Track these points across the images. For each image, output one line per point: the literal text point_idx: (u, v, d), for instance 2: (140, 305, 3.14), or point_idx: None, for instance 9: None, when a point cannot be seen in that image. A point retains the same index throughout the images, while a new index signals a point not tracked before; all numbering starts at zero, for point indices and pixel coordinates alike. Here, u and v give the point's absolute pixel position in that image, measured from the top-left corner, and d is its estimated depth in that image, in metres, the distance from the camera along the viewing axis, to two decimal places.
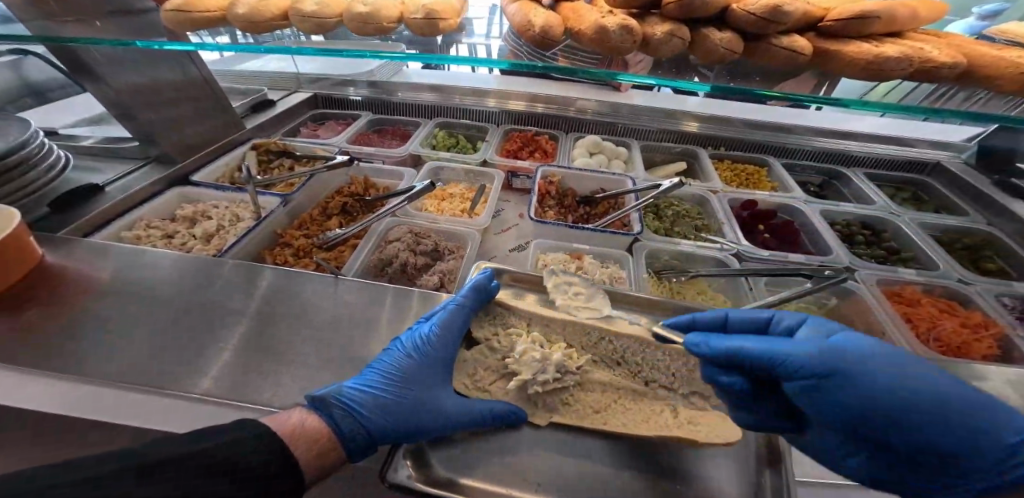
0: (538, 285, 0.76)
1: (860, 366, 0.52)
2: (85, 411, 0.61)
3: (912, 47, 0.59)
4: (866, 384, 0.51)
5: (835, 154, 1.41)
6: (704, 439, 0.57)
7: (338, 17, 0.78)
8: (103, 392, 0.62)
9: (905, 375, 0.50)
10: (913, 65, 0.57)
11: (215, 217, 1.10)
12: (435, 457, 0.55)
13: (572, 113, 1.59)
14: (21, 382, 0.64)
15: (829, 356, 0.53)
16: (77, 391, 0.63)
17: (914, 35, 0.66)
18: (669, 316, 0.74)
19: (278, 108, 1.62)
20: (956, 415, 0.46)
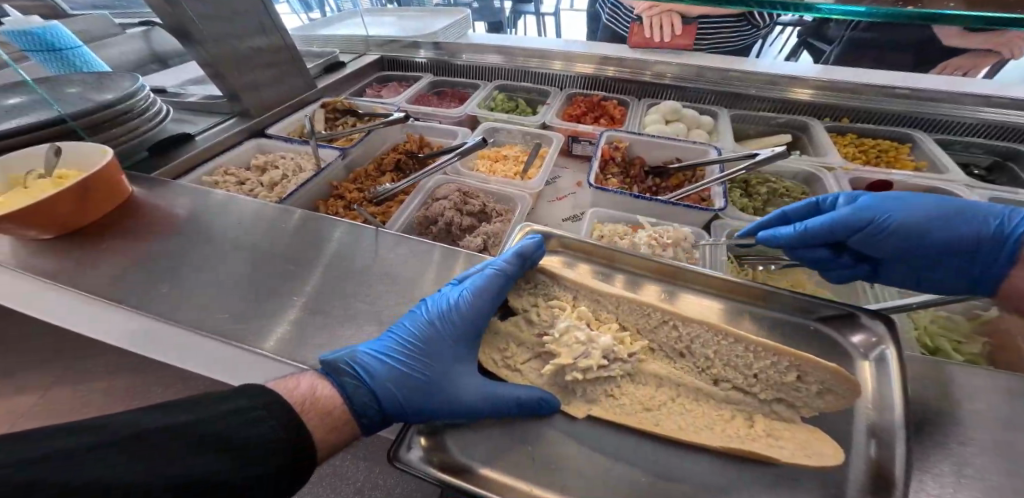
0: (590, 255, 0.66)
1: (891, 213, 0.65)
2: (161, 355, 0.66)
3: None
4: (923, 229, 0.63)
5: (1018, 131, 1.08)
6: (791, 461, 0.44)
7: None
8: (170, 336, 0.66)
9: (922, 214, 0.64)
10: None
11: (280, 166, 1.13)
12: (452, 438, 0.49)
13: (648, 76, 1.40)
14: (103, 314, 0.69)
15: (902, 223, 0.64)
16: (146, 333, 0.67)
17: None
18: (757, 306, 0.59)
19: (347, 69, 1.64)
20: (970, 231, 0.61)
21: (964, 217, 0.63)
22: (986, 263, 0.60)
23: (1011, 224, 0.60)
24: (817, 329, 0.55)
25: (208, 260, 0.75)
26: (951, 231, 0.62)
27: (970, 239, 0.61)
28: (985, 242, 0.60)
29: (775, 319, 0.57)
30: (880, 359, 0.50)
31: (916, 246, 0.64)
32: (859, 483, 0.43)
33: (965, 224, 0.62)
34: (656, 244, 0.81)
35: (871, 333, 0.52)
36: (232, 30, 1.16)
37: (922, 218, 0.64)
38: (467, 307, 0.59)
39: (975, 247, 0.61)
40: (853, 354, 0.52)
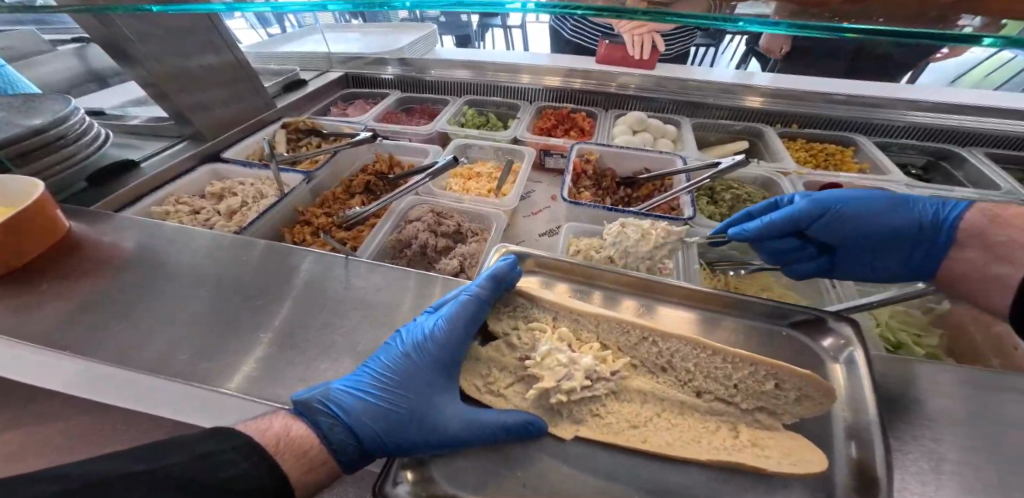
0: (568, 273, 0.66)
1: (842, 203, 0.74)
2: (97, 395, 0.59)
3: None
4: (873, 213, 0.72)
5: (946, 132, 1.17)
6: (779, 469, 0.45)
7: None
8: (112, 376, 0.59)
9: (867, 203, 0.73)
10: None
11: (240, 193, 1.07)
12: (438, 471, 0.47)
13: (614, 88, 1.43)
14: (35, 357, 0.61)
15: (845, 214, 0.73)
16: (83, 375, 0.59)
17: None
18: (733, 314, 0.60)
19: (309, 87, 1.59)
20: (915, 217, 0.69)
21: (902, 207, 0.71)
22: (929, 247, 0.68)
23: (946, 210, 0.68)
24: (789, 335, 0.57)
25: (165, 295, 0.70)
26: (888, 224, 0.71)
27: (907, 230, 0.69)
28: (928, 227, 0.68)
29: (750, 327, 0.59)
30: (850, 361, 0.52)
31: (864, 238, 0.72)
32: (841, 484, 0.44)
33: (897, 216, 0.71)
34: (663, 231, 0.82)
35: (838, 335, 0.55)
36: (182, 50, 1.11)
37: (865, 210, 0.72)
38: (447, 334, 0.57)
39: (922, 227, 0.68)
40: (824, 358, 0.54)
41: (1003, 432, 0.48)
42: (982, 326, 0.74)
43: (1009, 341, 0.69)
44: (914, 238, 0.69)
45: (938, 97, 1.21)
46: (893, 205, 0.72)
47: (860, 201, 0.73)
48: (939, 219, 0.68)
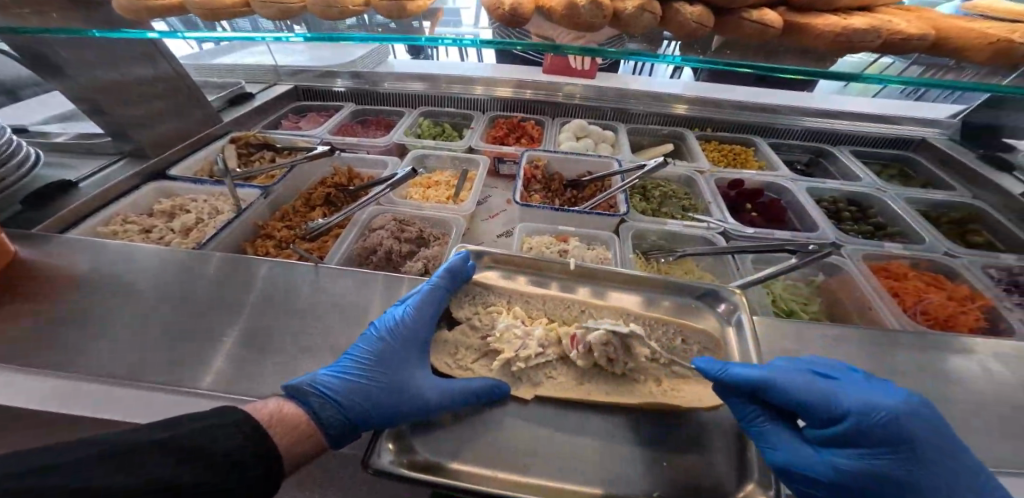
0: (521, 265, 0.75)
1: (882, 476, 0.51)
2: (65, 408, 0.59)
3: (879, 19, 0.54)
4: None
5: (826, 134, 1.41)
6: (687, 405, 0.58)
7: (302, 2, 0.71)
8: (83, 389, 0.60)
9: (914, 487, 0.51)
10: (882, 37, 0.52)
11: (193, 210, 1.06)
12: (418, 439, 0.54)
13: (559, 98, 1.57)
14: None
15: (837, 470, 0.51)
16: (52, 392, 0.60)
17: (885, 10, 0.59)
18: (657, 290, 0.72)
19: (258, 100, 1.58)
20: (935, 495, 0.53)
21: None
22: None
23: None
24: (698, 304, 0.70)
25: (129, 311, 0.71)
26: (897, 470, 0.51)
27: None
28: None
29: (669, 299, 0.71)
30: (739, 323, 0.66)
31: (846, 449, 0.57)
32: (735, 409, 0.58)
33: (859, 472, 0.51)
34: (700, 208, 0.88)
35: (730, 301, 0.68)
36: (118, 65, 1.08)
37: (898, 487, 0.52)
38: (416, 320, 0.64)
39: None
40: (722, 321, 0.68)
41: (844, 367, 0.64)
42: (850, 290, 0.93)
43: (867, 302, 0.87)
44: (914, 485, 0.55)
45: (822, 104, 1.46)
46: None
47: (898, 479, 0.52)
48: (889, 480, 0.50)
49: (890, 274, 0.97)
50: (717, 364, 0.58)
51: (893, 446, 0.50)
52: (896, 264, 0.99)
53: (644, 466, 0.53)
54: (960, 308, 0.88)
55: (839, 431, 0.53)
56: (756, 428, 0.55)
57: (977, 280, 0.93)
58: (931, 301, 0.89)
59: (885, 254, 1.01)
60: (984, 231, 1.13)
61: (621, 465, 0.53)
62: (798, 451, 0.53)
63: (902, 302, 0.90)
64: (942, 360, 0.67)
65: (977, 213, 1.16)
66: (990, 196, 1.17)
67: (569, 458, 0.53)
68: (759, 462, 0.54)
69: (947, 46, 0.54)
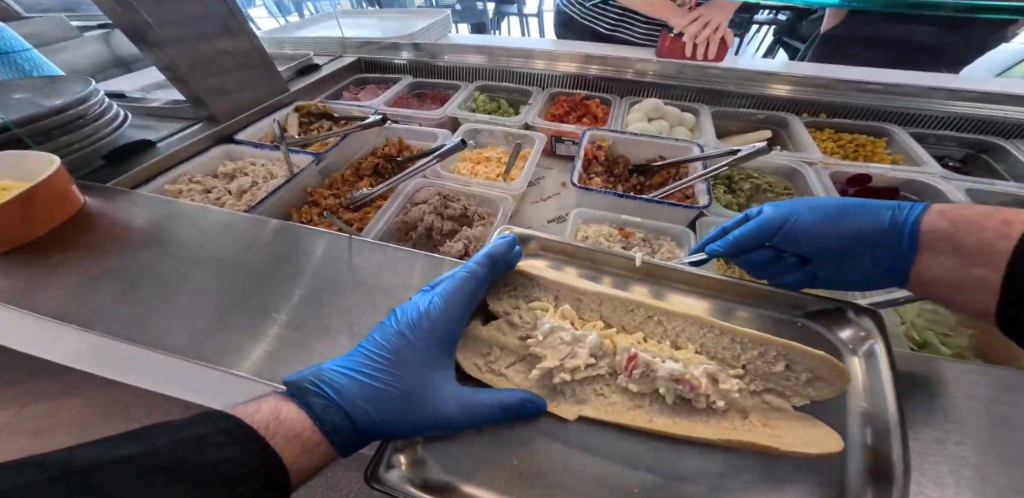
0: (572, 255, 0.64)
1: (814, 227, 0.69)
2: (103, 367, 0.58)
3: None
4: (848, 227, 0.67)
5: (987, 123, 1.10)
6: (791, 449, 0.43)
7: None
8: (120, 353, 0.58)
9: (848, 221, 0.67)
10: None
11: (250, 174, 1.07)
12: (430, 450, 0.46)
13: (630, 74, 1.39)
14: (43, 329, 0.61)
15: (840, 214, 0.68)
16: (92, 356, 0.59)
17: None
18: (746, 303, 0.57)
19: (322, 71, 1.59)
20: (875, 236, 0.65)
21: (863, 211, 0.67)
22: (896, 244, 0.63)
23: (902, 214, 0.64)
24: (805, 326, 0.54)
25: (173, 276, 0.70)
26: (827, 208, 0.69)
27: (874, 238, 0.65)
28: (887, 234, 0.64)
29: (763, 314, 0.56)
30: (869, 355, 0.49)
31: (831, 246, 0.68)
32: (855, 466, 0.42)
33: (864, 219, 0.66)
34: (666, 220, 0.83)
35: (856, 326, 0.51)
36: (194, 32, 1.11)
37: (831, 218, 0.68)
38: (443, 313, 0.55)
39: (887, 238, 0.64)
40: (842, 352, 0.51)
41: None
42: None
43: None
44: (877, 238, 0.64)
45: (979, 85, 1.14)
46: (858, 218, 0.67)
47: (815, 211, 0.69)
48: (898, 223, 0.63)
49: None
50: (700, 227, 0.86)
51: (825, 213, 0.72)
52: None
53: None
54: None
55: None
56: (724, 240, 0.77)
57: None
58: None
59: None
60: None
61: None
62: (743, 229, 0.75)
63: None
64: None
65: None
66: None
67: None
68: None
69: None
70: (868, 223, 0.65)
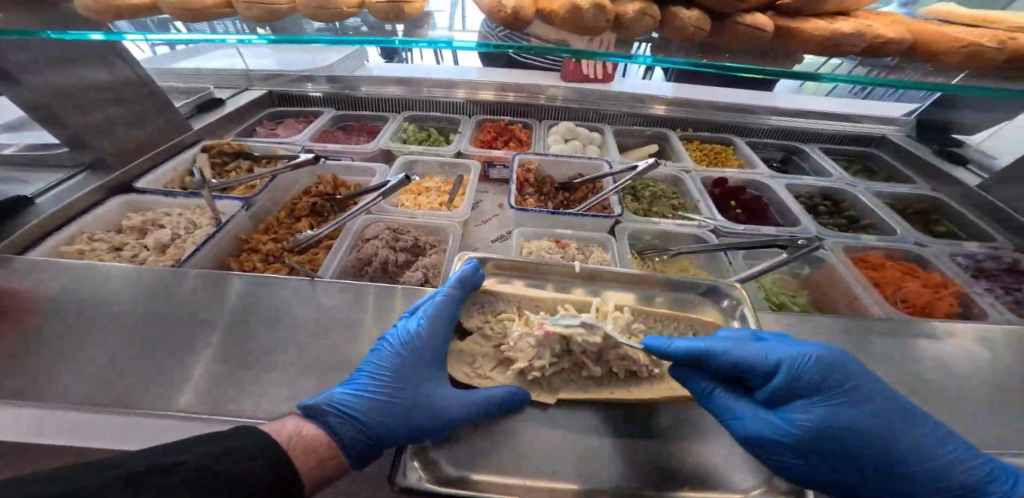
0: (523, 270, 0.75)
1: (846, 436, 0.51)
2: (55, 437, 0.55)
3: (861, 23, 0.56)
4: (883, 449, 0.50)
5: (793, 132, 1.49)
6: None
7: (290, 4, 0.63)
8: (78, 415, 0.55)
9: (886, 433, 0.51)
10: (864, 42, 0.55)
11: (168, 225, 0.99)
12: (439, 455, 0.52)
13: (543, 101, 1.57)
14: None
15: (872, 425, 0.51)
16: (43, 423, 0.55)
17: (859, 15, 0.61)
18: (661, 290, 0.73)
19: (229, 107, 1.50)
20: (914, 450, 0.50)
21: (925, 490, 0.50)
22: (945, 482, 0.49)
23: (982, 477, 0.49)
24: (700, 300, 0.73)
25: (113, 332, 0.65)
26: (860, 413, 0.52)
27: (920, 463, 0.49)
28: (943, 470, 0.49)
29: (674, 297, 0.73)
30: (742, 318, 0.69)
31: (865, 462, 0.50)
32: None
33: (919, 451, 0.50)
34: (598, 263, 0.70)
35: (731, 296, 0.71)
36: (74, 70, 0.98)
37: (871, 425, 0.51)
38: (430, 332, 0.62)
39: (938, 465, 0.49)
40: (725, 316, 0.71)
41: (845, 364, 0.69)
42: (833, 281, 0.99)
43: (851, 291, 0.93)
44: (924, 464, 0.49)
45: (788, 103, 1.54)
46: (896, 431, 0.51)
47: (848, 425, 0.51)
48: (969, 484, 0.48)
49: (866, 264, 1.03)
50: (663, 340, 0.61)
51: (831, 386, 0.54)
52: (872, 254, 1.05)
53: (676, 474, 0.53)
54: (936, 295, 0.94)
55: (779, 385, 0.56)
56: (716, 403, 0.57)
57: (947, 268, 1.00)
58: (910, 289, 0.94)
59: (862, 246, 1.07)
60: (946, 221, 1.20)
61: (656, 474, 0.53)
62: (756, 417, 0.55)
63: (883, 290, 0.95)
64: (929, 345, 0.72)
65: (938, 205, 1.23)
66: (948, 188, 1.25)
67: (598, 464, 0.53)
68: None
69: (917, 49, 0.57)
70: (912, 447, 0.50)
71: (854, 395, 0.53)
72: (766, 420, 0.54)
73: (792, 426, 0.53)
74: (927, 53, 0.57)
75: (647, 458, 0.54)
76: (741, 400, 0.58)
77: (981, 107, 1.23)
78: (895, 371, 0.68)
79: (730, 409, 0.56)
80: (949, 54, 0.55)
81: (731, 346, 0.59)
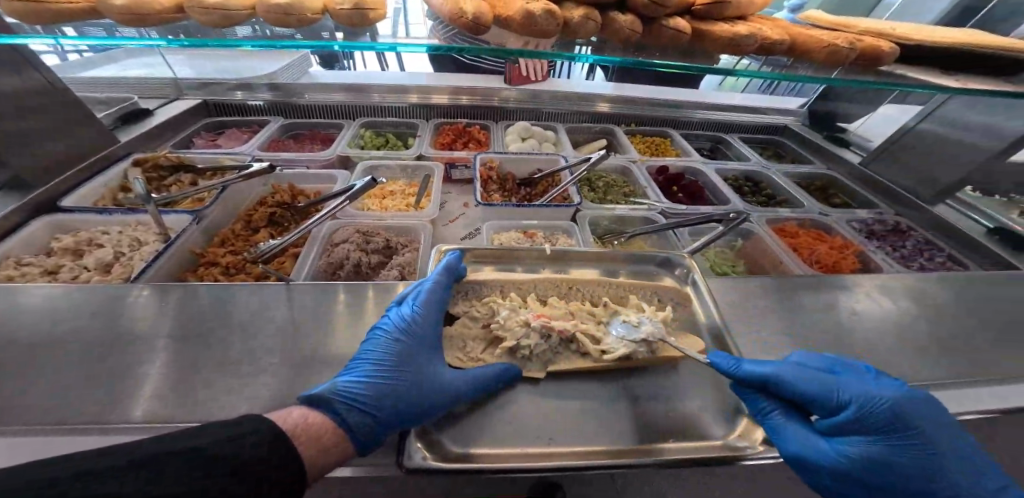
0: (499, 257, 0.80)
1: (892, 472, 0.56)
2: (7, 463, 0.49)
3: (754, 27, 0.68)
4: (917, 483, 0.55)
5: (717, 124, 1.68)
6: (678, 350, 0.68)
7: (249, 10, 0.63)
8: (44, 437, 0.51)
9: (926, 468, 0.56)
10: (758, 42, 0.66)
11: (108, 244, 0.91)
12: (445, 438, 0.55)
13: (498, 103, 1.63)
14: None
15: (913, 463, 0.56)
16: None
17: (753, 20, 0.74)
18: (621, 264, 0.82)
19: (160, 118, 1.38)
20: (946, 485, 0.55)
21: None
22: None
23: None
24: (656, 270, 0.82)
25: (71, 354, 0.60)
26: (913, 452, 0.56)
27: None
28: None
29: (634, 271, 0.82)
30: (694, 283, 0.79)
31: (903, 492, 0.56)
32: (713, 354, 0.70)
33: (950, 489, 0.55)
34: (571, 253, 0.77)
35: (680, 266, 0.82)
36: None
37: (913, 463, 0.56)
38: (422, 319, 0.65)
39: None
40: (680, 282, 0.81)
41: (776, 316, 0.81)
42: (761, 250, 1.15)
43: (777, 257, 1.08)
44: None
45: (712, 99, 1.73)
46: (936, 471, 0.56)
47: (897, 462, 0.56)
48: None
49: (786, 233, 1.20)
50: (731, 361, 0.63)
51: (894, 425, 0.57)
52: (789, 226, 1.22)
53: (655, 423, 0.60)
54: (841, 255, 1.12)
55: (843, 418, 0.59)
56: (771, 422, 0.60)
57: (846, 232, 1.19)
58: (820, 252, 1.12)
59: (781, 218, 1.24)
60: (841, 195, 1.42)
61: (641, 426, 0.59)
62: (810, 441, 0.58)
63: (801, 254, 1.12)
64: (836, 293, 0.87)
65: (832, 181, 1.46)
66: (839, 167, 1.47)
67: (589, 425, 0.59)
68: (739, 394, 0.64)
69: (796, 48, 0.69)
70: (947, 484, 0.55)
71: (915, 436, 0.57)
72: (822, 446, 0.57)
73: (844, 454, 0.56)
74: (804, 53, 0.69)
75: (630, 415, 0.61)
76: (798, 422, 0.61)
77: (858, 99, 1.48)
78: (811, 317, 0.82)
79: (784, 431, 0.59)
80: (817, 53, 0.68)
81: (801, 376, 0.61)
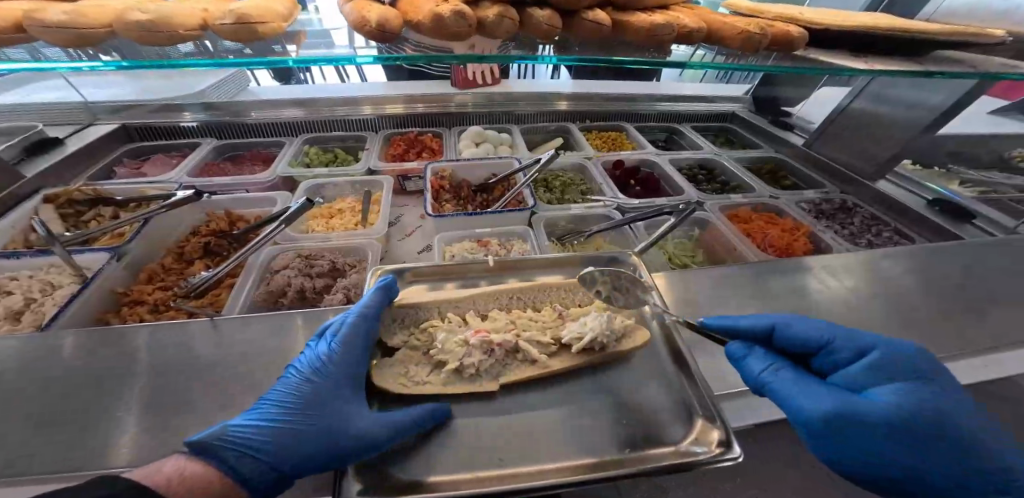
0: (445, 272, 0.76)
1: (919, 419, 0.51)
2: None
3: (672, 17, 0.66)
4: (946, 432, 0.51)
5: (671, 115, 1.69)
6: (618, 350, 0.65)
7: (106, 28, 0.55)
8: None
9: (948, 413, 0.53)
10: (676, 30, 0.65)
11: (16, 290, 0.84)
12: (388, 472, 0.50)
13: (453, 108, 1.59)
14: None
15: (937, 408, 0.53)
16: None
17: (675, 9, 0.73)
18: (573, 268, 0.80)
19: (71, 148, 1.28)
20: (968, 433, 0.52)
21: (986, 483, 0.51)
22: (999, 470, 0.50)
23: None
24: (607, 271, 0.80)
25: None
26: (933, 395, 0.54)
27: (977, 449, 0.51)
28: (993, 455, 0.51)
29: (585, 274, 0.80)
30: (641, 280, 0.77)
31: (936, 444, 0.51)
32: (662, 351, 0.66)
33: (975, 436, 0.52)
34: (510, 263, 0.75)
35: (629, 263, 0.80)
36: None
37: (938, 409, 0.52)
38: (340, 354, 0.60)
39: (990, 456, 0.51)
40: None
41: (730, 306, 0.80)
42: (716, 238, 1.15)
43: (733, 244, 1.09)
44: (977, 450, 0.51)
45: (666, 90, 1.75)
46: (960, 418, 0.53)
47: (922, 407, 0.52)
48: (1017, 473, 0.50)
49: (740, 219, 1.21)
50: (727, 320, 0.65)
51: (904, 368, 0.56)
52: (742, 211, 1.24)
53: (611, 426, 0.57)
54: (793, 237, 1.13)
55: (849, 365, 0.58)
56: (776, 379, 0.58)
57: (794, 213, 1.21)
58: (773, 236, 1.12)
59: (733, 204, 1.25)
60: (790, 176, 1.45)
61: (598, 433, 0.56)
62: (822, 393, 0.55)
63: (755, 238, 1.13)
64: (786, 277, 0.87)
65: (780, 163, 1.48)
66: (784, 149, 1.50)
67: (549, 437, 0.55)
68: (693, 391, 0.60)
69: (716, 36, 0.69)
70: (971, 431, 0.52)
71: (927, 378, 0.55)
72: (837, 396, 0.54)
73: (862, 402, 0.53)
74: (723, 40, 0.69)
75: (583, 422, 0.57)
76: (806, 379, 0.58)
77: (800, 83, 1.52)
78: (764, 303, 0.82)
79: (794, 387, 0.56)
80: (733, 40, 0.67)
81: (800, 326, 0.63)
